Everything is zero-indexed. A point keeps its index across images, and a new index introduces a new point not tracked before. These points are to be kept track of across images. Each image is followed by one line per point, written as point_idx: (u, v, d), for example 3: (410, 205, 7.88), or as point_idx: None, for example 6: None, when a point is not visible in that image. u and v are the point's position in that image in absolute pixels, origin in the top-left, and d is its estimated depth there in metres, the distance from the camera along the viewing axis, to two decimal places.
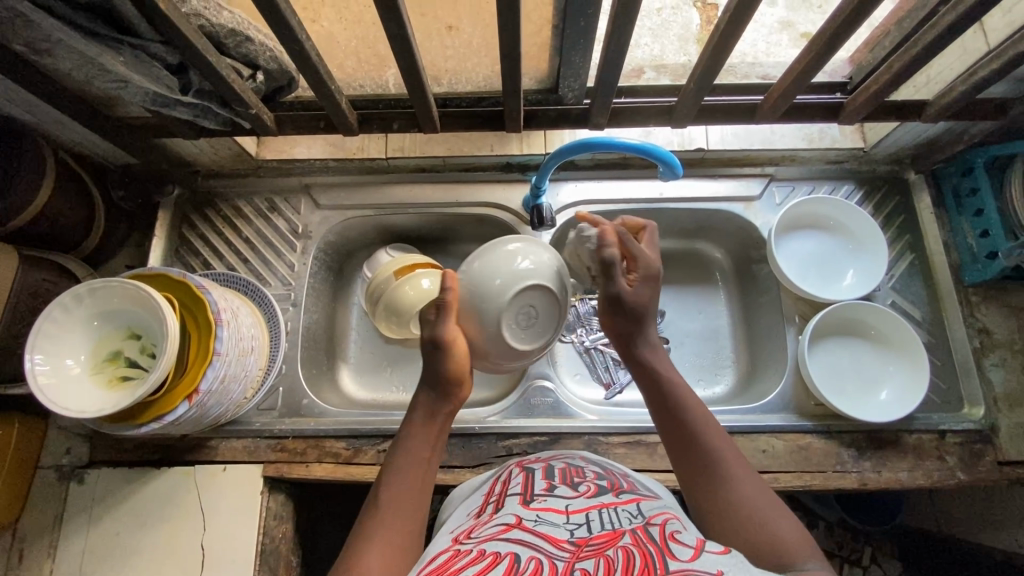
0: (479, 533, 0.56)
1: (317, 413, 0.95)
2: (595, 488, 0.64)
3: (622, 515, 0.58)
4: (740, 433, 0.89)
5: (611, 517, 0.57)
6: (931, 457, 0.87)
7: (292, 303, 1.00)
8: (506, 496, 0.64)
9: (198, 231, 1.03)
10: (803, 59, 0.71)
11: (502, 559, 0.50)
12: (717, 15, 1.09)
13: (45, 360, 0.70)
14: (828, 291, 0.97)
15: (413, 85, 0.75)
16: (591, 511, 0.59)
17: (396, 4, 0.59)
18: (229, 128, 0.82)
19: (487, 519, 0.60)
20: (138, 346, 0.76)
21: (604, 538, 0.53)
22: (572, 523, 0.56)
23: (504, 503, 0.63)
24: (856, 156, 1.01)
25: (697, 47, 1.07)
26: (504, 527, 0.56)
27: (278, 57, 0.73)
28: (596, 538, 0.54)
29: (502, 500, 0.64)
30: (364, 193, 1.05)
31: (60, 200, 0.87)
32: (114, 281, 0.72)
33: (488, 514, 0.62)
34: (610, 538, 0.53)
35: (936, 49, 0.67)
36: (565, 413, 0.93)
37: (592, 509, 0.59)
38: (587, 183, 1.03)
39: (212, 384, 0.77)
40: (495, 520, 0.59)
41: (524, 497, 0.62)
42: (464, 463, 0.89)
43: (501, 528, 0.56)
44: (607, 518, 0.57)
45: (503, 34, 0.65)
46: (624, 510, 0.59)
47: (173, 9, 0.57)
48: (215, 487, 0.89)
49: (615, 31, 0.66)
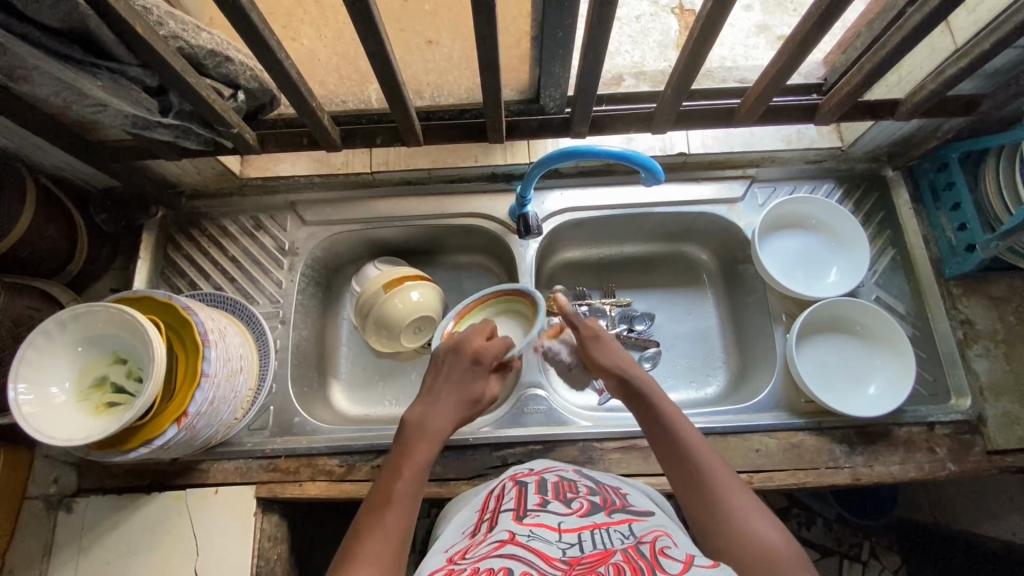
0: (473, 552, 0.56)
1: (309, 430, 0.94)
2: (588, 505, 0.65)
3: (614, 535, 0.58)
4: (732, 433, 0.89)
5: (603, 538, 0.57)
6: (921, 449, 0.88)
7: (281, 320, 1.00)
8: (499, 513, 0.65)
9: (184, 252, 1.02)
10: (776, 65, 0.72)
11: None
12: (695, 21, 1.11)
13: (29, 389, 0.69)
14: (811, 288, 0.98)
15: (395, 101, 0.76)
16: (584, 531, 0.59)
17: (374, 22, 0.60)
18: (212, 149, 0.82)
19: (481, 539, 0.60)
20: (124, 369, 0.74)
21: (596, 556, 0.53)
22: (565, 541, 0.57)
23: (498, 520, 0.63)
24: (834, 155, 1.02)
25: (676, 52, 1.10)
26: (499, 543, 0.57)
27: (258, 76, 0.74)
28: (588, 557, 0.54)
29: (495, 517, 0.64)
30: (350, 208, 1.05)
31: (42, 224, 0.87)
32: (97, 305, 0.71)
33: (482, 531, 0.62)
34: (602, 556, 0.53)
35: (905, 49, 0.69)
36: (560, 420, 0.92)
37: (586, 529, 0.59)
38: (572, 191, 1.04)
39: (201, 406, 0.77)
40: (490, 538, 0.59)
41: (518, 511, 0.63)
42: (459, 475, 0.88)
43: (495, 546, 0.56)
44: (600, 538, 0.57)
45: (481, 47, 0.65)
46: (616, 531, 0.59)
47: (151, 32, 0.57)
48: (206, 512, 0.88)
49: (592, 42, 0.67)
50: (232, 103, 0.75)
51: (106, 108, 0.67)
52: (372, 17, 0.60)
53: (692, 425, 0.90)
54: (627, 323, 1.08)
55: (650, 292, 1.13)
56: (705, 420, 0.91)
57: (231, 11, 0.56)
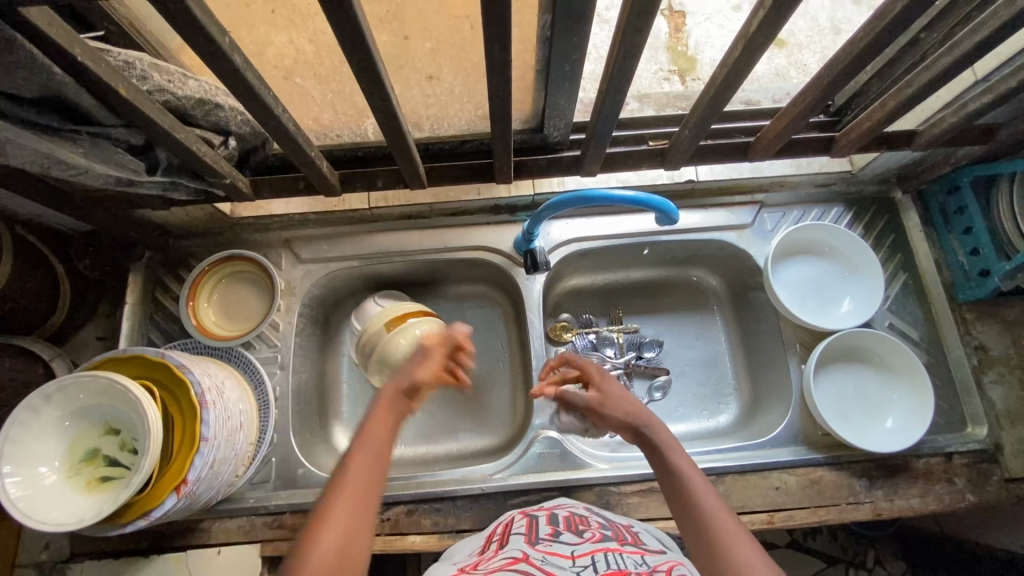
0: (486, 567, 0.57)
1: (314, 482, 0.90)
2: (601, 535, 0.64)
3: (627, 561, 0.57)
4: (751, 471, 0.87)
5: (616, 560, 0.56)
6: (940, 481, 0.87)
7: (280, 365, 0.95)
8: (511, 535, 0.65)
9: (173, 295, 0.97)
10: (798, 103, 0.69)
11: None
12: (686, 24, 1.10)
13: (16, 470, 0.64)
14: (826, 319, 0.96)
15: (399, 149, 0.72)
16: (596, 555, 0.57)
17: (379, 78, 0.56)
18: (201, 198, 0.77)
19: (493, 556, 0.60)
20: (117, 442, 0.69)
21: None
22: (578, 565, 0.55)
23: (510, 541, 0.63)
24: (845, 179, 1.00)
25: (666, 55, 1.09)
26: (512, 559, 0.57)
27: (249, 120, 0.70)
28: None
29: (507, 538, 0.65)
30: (347, 244, 1.00)
31: (20, 277, 0.82)
32: (85, 375, 0.66)
33: (494, 551, 0.63)
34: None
35: (930, 89, 0.66)
36: (575, 464, 0.89)
37: (598, 552, 0.58)
38: (578, 220, 1.01)
39: (201, 472, 0.72)
40: (502, 555, 0.59)
41: (530, 537, 0.63)
42: (474, 526, 0.85)
43: (508, 561, 0.56)
44: (612, 560, 0.56)
45: (492, 97, 0.61)
46: (630, 557, 0.58)
47: (135, 93, 0.52)
48: (210, 575, 0.84)
49: (608, 88, 0.63)
50: (223, 152, 0.70)
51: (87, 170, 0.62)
52: (378, 73, 0.56)
53: (709, 465, 0.87)
54: (635, 351, 1.06)
55: (657, 318, 1.10)
56: (722, 459, 0.89)
57: (222, 72, 0.51)
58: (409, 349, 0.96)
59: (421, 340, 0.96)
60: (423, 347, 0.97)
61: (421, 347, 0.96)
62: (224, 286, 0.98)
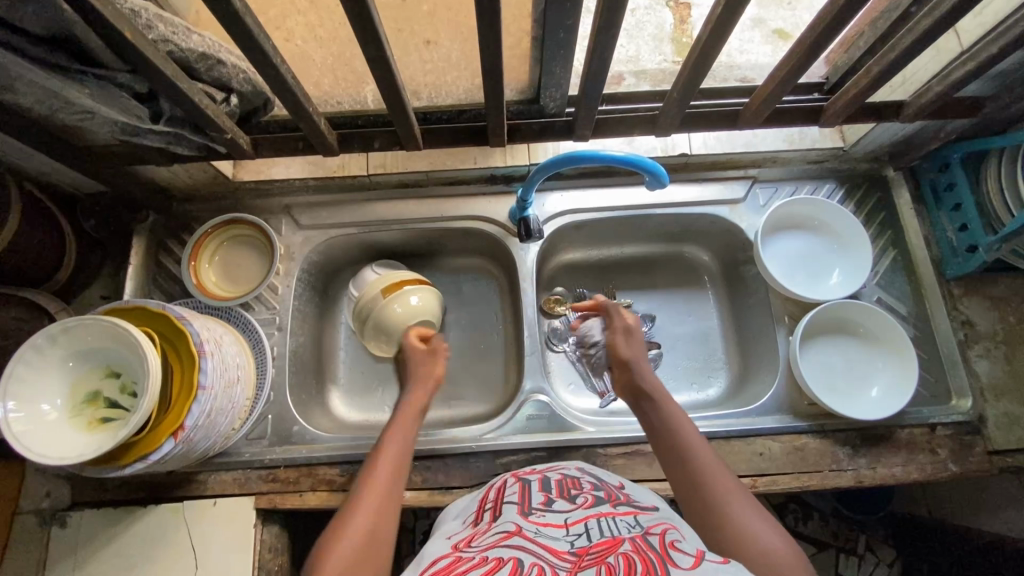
0: (480, 543, 0.55)
1: (308, 439, 0.92)
2: (592, 499, 0.63)
3: (620, 524, 0.57)
4: (735, 437, 0.89)
5: (609, 526, 0.56)
6: (923, 450, 0.89)
7: (278, 327, 0.97)
8: (503, 505, 0.63)
9: (176, 257, 0.98)
10: (785, 67, 0.70)
11: (505, 562, 0.49)
12: (690, 15, 1.11)
13: (19, 407, 0.67)
14: (818, 291, 0.97)
15: (394, 108, 0.73)
16: (590, 521, 0.57)
17: (373, 29, 0.57)
18: (204, 153, 0.79)
19: (486, 529, 0.58)
20: (118, 385, 0.73)
21: (603, 545, 0.52)
22: (571, 534, 0.55)
23: (502, 512, 0.61)
24: (836, 156, 1.02)
25: (671, 46, 1.09)
26: (504, 535, 0.55)
27: (252, 78, 0.71)
28: (595, 546, 0.52)
29: (500, 508, 0.63)
30: (346, 211, 1.03)
31: (30, 230, 0.85)
32: (88, 317, 0.69)
33: (486, 522, 0.61)
34: (610, 545, 0.52)
35: (915, 53, 0.68)
36: (563, 426, 0.91)
37: (592, 518, 0.58)
38: (574, 192, 1.03)
39: (198, 418, 0.74)
40: (495, 529, 0.57)
41: (523, 507, 0.61)
42: (462, 483, 0.88)
43: (501, 537, 0.55)
44: (605, 527, 0.56)
45: (484, 52, 0.63)
46: (622, 520, 0.58)
47: (140, 37, 0.54)
48: (205, 524, 0.86)
49: (596, 48, 0.65)
50: (225, 107, 0.72)
51: (94, 115, 0.65)
52: (372, 24, 0.57)
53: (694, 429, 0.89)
54: None
55: (650, 293, 1.12)
56: (707, 425, 0.90)
57: (224, 18, 0.54)
58: (406, 319, 0.97)
59: (416, 308, 0.97)
60: (419, 314, 0.98)
61: (418, 315, 0.97)
62: (226, 250, 1.00)
